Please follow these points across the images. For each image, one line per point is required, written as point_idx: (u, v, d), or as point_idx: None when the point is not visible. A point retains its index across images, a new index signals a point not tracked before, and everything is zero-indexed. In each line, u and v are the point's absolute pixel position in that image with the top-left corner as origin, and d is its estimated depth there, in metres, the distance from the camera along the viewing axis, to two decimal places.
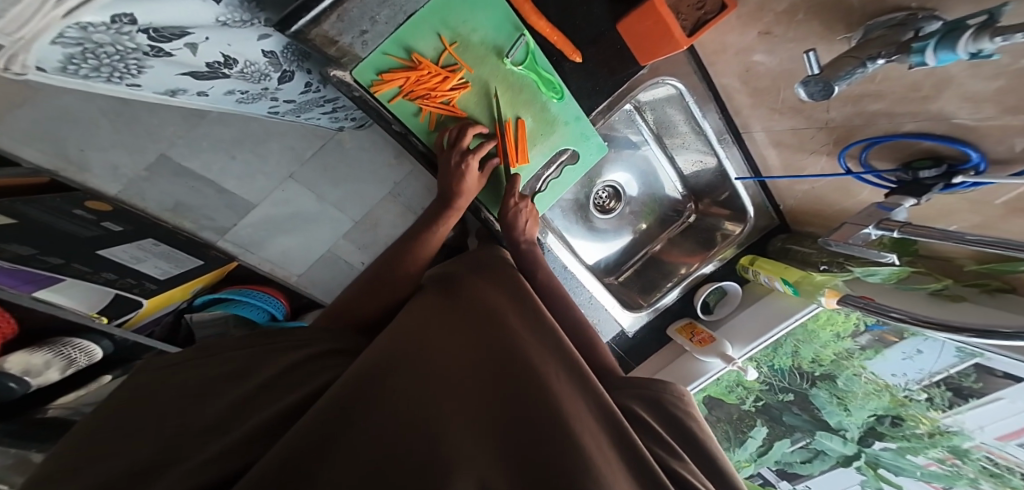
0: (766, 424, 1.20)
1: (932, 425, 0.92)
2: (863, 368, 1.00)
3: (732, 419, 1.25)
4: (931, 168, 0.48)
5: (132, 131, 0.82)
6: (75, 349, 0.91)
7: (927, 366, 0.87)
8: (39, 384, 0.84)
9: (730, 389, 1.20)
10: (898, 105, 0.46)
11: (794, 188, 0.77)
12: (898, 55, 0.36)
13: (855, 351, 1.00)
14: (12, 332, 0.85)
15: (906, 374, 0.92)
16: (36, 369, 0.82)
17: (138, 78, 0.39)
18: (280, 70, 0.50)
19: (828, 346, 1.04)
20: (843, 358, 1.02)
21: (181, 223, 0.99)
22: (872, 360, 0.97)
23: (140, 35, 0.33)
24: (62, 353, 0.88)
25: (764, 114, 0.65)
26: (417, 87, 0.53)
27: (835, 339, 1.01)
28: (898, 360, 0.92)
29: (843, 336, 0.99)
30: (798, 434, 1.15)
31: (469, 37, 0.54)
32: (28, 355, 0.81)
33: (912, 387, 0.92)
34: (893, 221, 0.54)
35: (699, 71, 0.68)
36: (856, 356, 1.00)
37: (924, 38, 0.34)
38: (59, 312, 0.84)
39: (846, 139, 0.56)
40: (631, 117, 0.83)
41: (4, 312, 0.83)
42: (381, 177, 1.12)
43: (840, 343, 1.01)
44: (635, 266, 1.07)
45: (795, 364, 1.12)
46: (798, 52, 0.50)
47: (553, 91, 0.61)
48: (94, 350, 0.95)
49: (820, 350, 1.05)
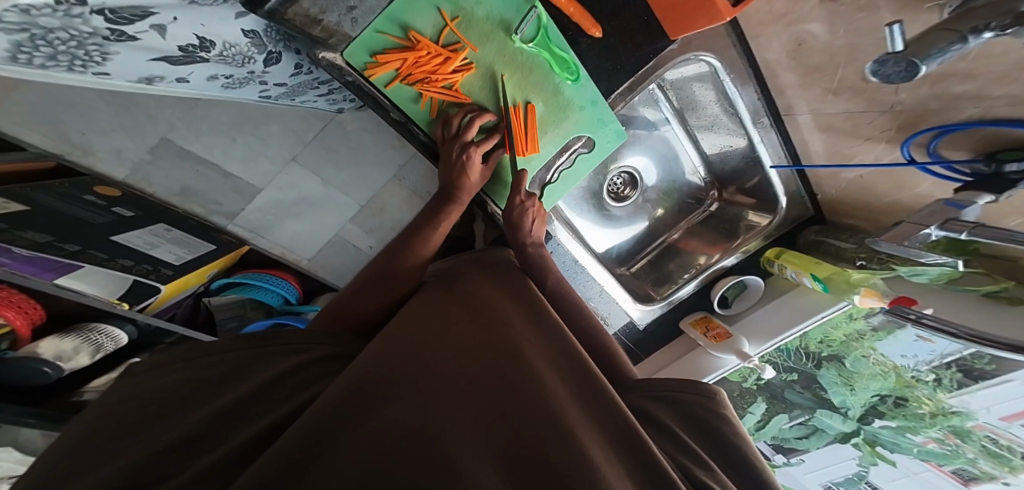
0: (767, 400, 1.17)
1: (936, 405, 0.87)
2: (871, 349, 0.93)
3: (733, 395, 1.20)
4: (1020, 161, 0.42)
5: (131, 115, 0.83)
6: (102, 335, 0.92)
7: (940, 348, 0.79)
8: (72, 368, 0.85)
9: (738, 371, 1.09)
10: (991, 85, 0.39)
11: (836, 177, 0.70)
12: (1015, 27, 0.30)
13: (865, 332, 0.91)
14: (41, 318, 0.87)
15: (916, 354, 0.85)
16: (66, 354, 0.83)
17: (105, 67, 0.36)
18: (265, 51, 0.46)
19: (839, 328, 0.94)
20: (852, 339, 0.94)
21: (190, 209, 1.01)
22: (883, 340, 0.90)
23: (95, 18, 0.29)
24: (90, 338, 0.89)
25: (812, 95, 0.57)
26: (416, 70, 0.48)
27: (846, 320, 0.91)
28: (909, 341, 0.84)
29: (855, 317, 0.89)
30: (797, 411, 1.12)
31: (473, 11, 0.48)
32: (57, 341, 0.84)
33: (921, 368, 0.86)
34: (962, 221, 0.48)
35: (739, 45, 0.60)
36: (866, 336, 0.92)
37: None
38: (84, 300, 0.75)
39: (913, 125, 0.48)
40: (653, 97, 0.76)
41: (30, 299, 0.84)
42: (386, 161, 1.08)
43: (852, 324, 0.92)
44: (649, 256, 1.02)
45: (802, 344, 1.02)
46: (874, 22, 0.43)
47: (568, 72, 0.55)
48: (119, 335, 0.96)
49: (829, 332, 0.96)
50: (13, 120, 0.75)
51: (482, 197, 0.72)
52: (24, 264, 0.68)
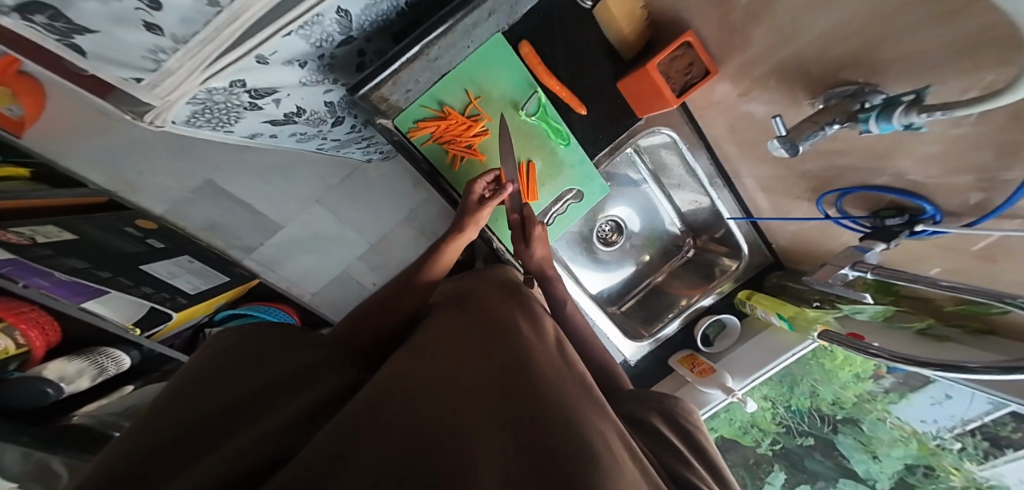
0: (786, 470, 1.10)
1: (968, 477, 0.83)
2: (887, 413, 0.96)
3: (748, 463, 1.12)
4: (896, 218, 0.56)
5: (185, 158, 1.02)
6: (106, 358, 0.88)
7: (958, 413, 0.81)
8: (70, 392, 0.80)
9: (745, 428, 1.12)
10: (862, 160, 0.54)
11: (783, 229, 0.84)
12: (850, 123, 0.44)
13: (878, 393, 0.96)
14: (55, 338, 0.86)
15: (937, 420, 0.87)
16: (69, 376, 0.79)
17: (233, 127, 0.50)
18: (334, 116, 0.61)
19: (848, 388, 1.01)
20: (866, 401, 0.99)
21: (213, 242, 1.12)
22: (897, 403, 0.93)
23: (244, 94, 0.44)
24: (96, 360, 0.85)
25: (748, 160, 0.73)
26: (445, 134, 0.63)
27: (855, 380, 0.98)
28: (925, 404, 0.87)
29: (864, 377, 0.96)
30: (821, 482, 1.05)
31: (491, 93, 0.64)
32: (64, 363, 0.79)
33: (945, 435, 0.86)
34: (866, 263, 0.62)
35: (690, 123, 0.77)
36: (880, 398, 0.96)
37: (867, 110, 0.42)
38: (98, 321, 0.83)
39: (822, 187, 0.63)
40: (632, 159, 0.90)
41: (51, 319, 0.85)
42: (400, 204, 1.22)
43: (862, 384, 0.98)
44: (638, 296, 1.12)
45: (814, 406, 1.08)
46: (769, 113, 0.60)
47: (561, 138, 0.70)
48: (123, 359, 0.91)
49: (840, 392, 1.02)
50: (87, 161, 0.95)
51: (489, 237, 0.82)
52: (59, 288, 0.79)
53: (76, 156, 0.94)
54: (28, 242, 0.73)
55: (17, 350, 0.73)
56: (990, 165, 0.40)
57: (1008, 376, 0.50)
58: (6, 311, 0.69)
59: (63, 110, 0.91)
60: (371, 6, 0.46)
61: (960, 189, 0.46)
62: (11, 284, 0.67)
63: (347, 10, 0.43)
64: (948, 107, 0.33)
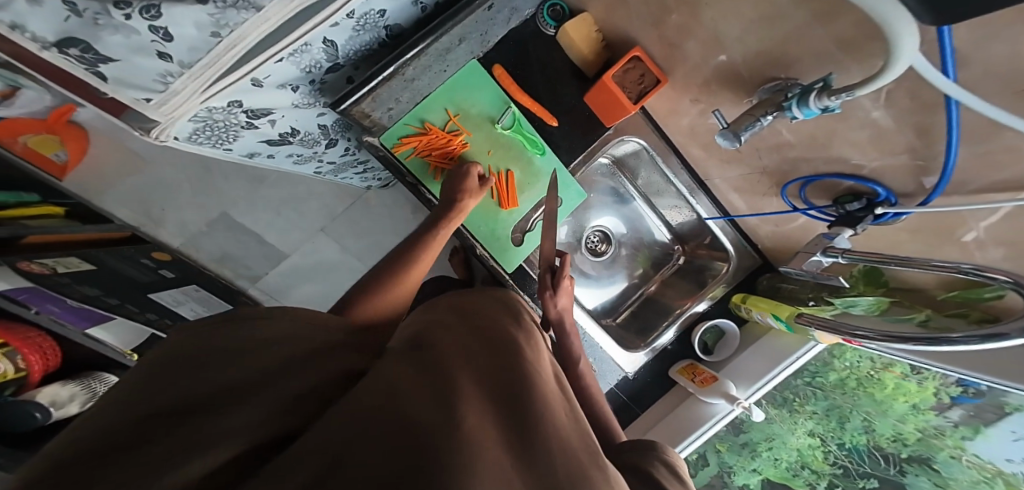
0: None
1: None
2: (961, 451, 0.76)
3: None
4: (855, 202, 0.58)
5: (203, 193, 1.15)
6: (96, 380, 0.90)
7: None
8: (59, 418, 0.80)
9: (793, 469, 0.94)
10: (811, 151, 0.59)
11: (763, 230, 0.86)
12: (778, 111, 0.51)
13: (946, 428, 0.77)
14: (56, 362, 0.87)
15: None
16: (61, 400, 0.80)
17: (232, 144, 0.62)
18: (327, 139, 0.70)
19: (907, 421, 0.82)
20: (931, 435, 0.80)
21: (221, 272, 1.18)
22: (972, 439, 0.75)
23: (241, 113, 0.54)
24: (88, 385, 0.86)
25: (715, 161, 0.80)
26: (427, 148, 0.67)
27: (912, 411, 0.81)
28: (1005, 440, 0.69)
29: (923, 408, 0.79)
30: None
31: (470, 110, 0.69)
32: (57, 387, 0.81)
33: None
34: (837, 248, 0.61)
35: (657, 131, 0.85)
36: (948, 433, 0.77)
37: (789, 99, 0.49)
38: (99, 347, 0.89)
39: (783, 180, 0.68)
40: (612, 171, 0.95)
41: (54, 343, 0.86)
42: (400, 232, 1.26)
43: (923, 416, 0.80)
44: (632, 307, 1.05)
45: (872, 442, 0.88)
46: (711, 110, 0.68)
47: (537, 148, 0.74)
48: (111, 380, 0.92)
49: (898, 426, 0.84)
50: (117, 201, 1.11)
51: (462, 232, 0.75)
52: (69, 313, 0.87)
53: (109, 193, 1.11)
54: (49, 271, 0.80)
55: (14, 374, 0.77)
56: (913, 142, 0.46)
57: (987, 344, 0.47)
58: (12, 335, 0.75)
59: (99, 153, 1.09)
60: (354, 38, 0.55)
61: (899, 169, 0.50)
62: (24, 310, 0.76)
63: (333, 41, 0.52)
64: (851, 89, 0.40)
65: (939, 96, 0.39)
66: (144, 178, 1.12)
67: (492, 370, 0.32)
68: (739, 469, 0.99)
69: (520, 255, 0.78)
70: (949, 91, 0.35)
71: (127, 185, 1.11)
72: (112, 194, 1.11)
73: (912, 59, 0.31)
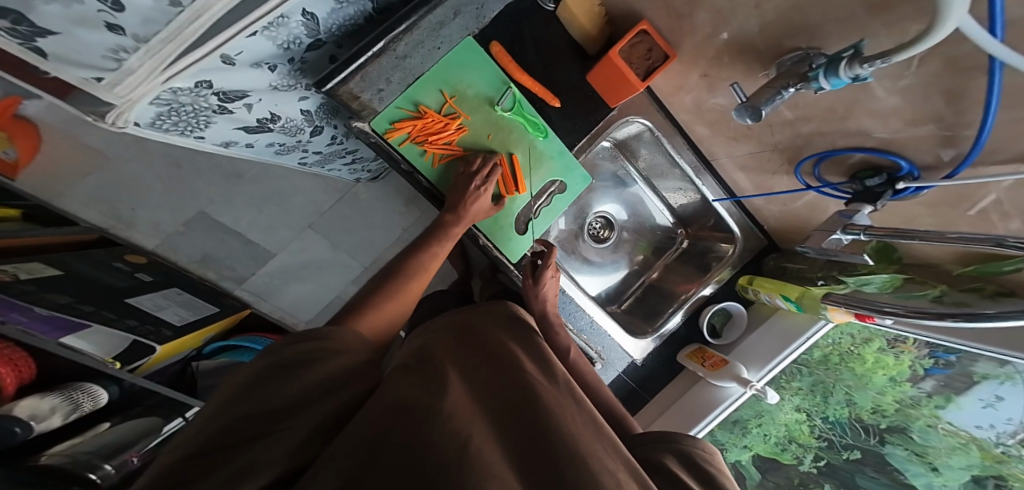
0: None
1: None
2: (936, 418, 0.76)
3: (793, 486, 0.94)
4: (875, 178, 0.56)
5: (178, 190, 1.07)
6: (82, 393, 0.74)
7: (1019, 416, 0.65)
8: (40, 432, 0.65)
9: (783, 445, 0.94)
10: (825, 126, 0.57)
11: (768, 209, 0.84)
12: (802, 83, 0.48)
13: (921, 398, 0.78)
14: (31, 374, 0.70)
15: (994, 425, 0.69)
16: (41, 413, 0.65)
17: (203, 132, 0.57)
18: (312, 125, 0.66)
19: (886, 393, 0.82)
20: (909, 406, 0.80)
21: (205, 274, 1.11)
22: (945, 408, 0.75)
23: (212, 96, 0.49)
24: (69, 396, 0.71)
25: (721, 141, 0.77)
26: (423, 133, 0.62)
27: (890, 384, 0.81)
28: (976, 408, 0.70)
29: (900, 380, 0.80)
30: None
31: (466, 91, 0.64)
32: (37, 399, 0.66)
33: (1008, 442, 0.67)
34: (856, 225, 0.58)
35: (661, 110, 0.81)
36: (924, 403, 0.78)
37: (816, 70, 0.45)
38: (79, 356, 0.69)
39: (795, 157, 0.66)
40: (613, 154, 0.91)
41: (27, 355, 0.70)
42: (392, 226, 1.21)
43: (900, 388, 0.81)
44: (637, 293, 1.02)
45: (854, 415, 0.87)
46: (723, 84, 0.65)
47: (538, 131, 0.69)
48: (101, 394, 0.77)
49: (878, 399, 0.84)
50: (80, 201, 1.02)
51: None
52: (39, 323, 0.67)
53: (70, 195, 1.02)
54: (12, 279, 0.69)
55: None
56: (943, 111, 0.43)
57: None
58: None
59: (54, 152, 1.00)
60: (338, 10, 0.50)
61: (924, 140, 0.47)
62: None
63: (313, 13, 0.46)
64: (885, 55, 0.36)
65: (977, 61, 0.36)
66: (109, 177, 1.04)
67: (486, 375, 0.31)
68: (730, 446, 0.96)
69: (523, 244, 0.74)
70: (995, 53, 0.30)
71: (88, 185, 1.03)
72: (73, 195, 1.02)
73: (962, 21, 0.27)
